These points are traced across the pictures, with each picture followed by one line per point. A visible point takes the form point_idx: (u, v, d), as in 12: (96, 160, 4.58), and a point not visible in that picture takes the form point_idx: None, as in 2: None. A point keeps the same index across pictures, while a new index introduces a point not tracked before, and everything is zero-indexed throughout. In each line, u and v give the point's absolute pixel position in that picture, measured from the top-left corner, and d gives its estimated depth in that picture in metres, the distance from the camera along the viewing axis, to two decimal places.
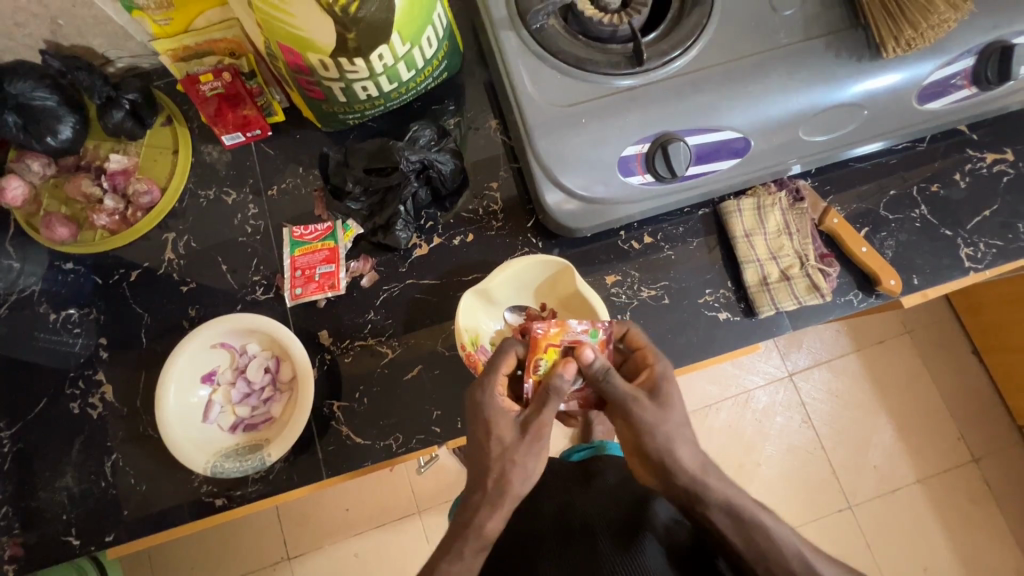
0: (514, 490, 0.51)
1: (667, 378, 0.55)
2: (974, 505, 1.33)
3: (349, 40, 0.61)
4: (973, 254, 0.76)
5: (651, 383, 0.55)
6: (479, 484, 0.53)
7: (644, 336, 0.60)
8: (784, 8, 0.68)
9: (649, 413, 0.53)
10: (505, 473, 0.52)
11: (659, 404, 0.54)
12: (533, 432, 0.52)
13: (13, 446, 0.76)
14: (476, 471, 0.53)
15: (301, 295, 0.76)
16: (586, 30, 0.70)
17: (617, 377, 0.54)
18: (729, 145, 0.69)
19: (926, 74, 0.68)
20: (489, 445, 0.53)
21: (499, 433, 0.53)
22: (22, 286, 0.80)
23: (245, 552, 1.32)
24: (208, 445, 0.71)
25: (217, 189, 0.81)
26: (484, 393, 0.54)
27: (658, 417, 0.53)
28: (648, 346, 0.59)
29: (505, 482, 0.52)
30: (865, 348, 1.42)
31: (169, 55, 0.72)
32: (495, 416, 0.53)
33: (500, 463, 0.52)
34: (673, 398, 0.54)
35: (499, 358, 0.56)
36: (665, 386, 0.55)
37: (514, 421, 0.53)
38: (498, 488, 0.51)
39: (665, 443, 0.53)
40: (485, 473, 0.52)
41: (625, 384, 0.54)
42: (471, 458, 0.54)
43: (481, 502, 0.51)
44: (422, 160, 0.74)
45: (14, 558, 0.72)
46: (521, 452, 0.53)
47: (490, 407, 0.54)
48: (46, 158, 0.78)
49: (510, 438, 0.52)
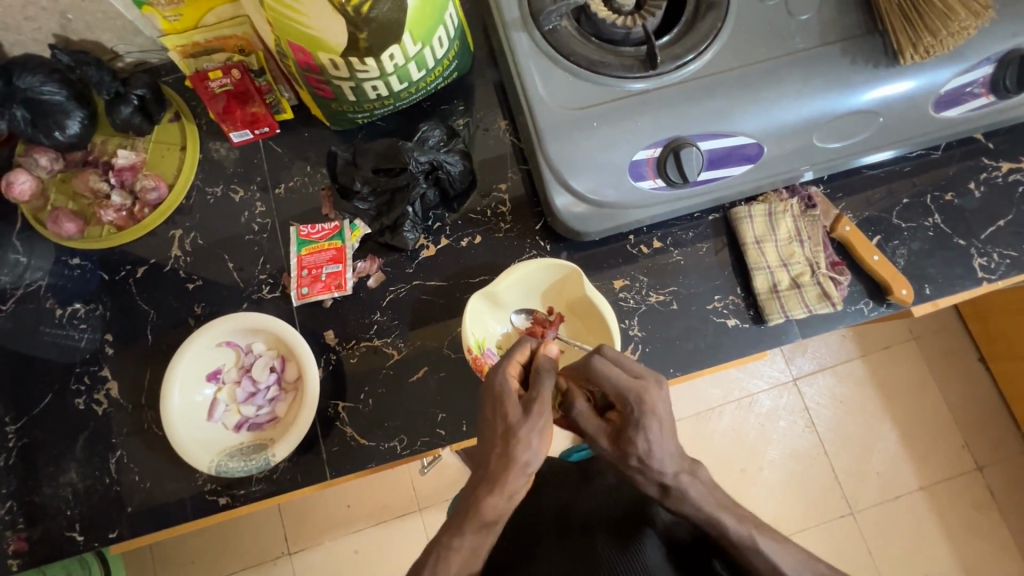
0: (526, 464, 0.49)
1: (636, 428, 0.49)
2: (978, 514, 1.32)
3: (361, 40, 0.61)
4: (986, 265, 0.76)
5: (619, 428, 0.50)
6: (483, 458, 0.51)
7: (612, 380, 0.50)
8: (800, 12, 0.67)
9: (614, 454, 0.50)
10: (507, 452, 0.49)
11: (628, 446, 0.50)
12: (534, 410, 0.50)
13: (18, 441, 0.75)
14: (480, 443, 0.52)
15: (307, 295, 0.76)
16: (598, 32, 0.69)
17: (583, 412, 0.53)
18: (741, 150, 0.68)
19: (943, 81, 0.67)
20: (495, 421, 0.51)
21: (503, 410, 0.51)
22: (29, 281, 0.80)
23: (246, 548, 1.33)
24: (212, 444, 0.71)
25: (224, 186, 0.81)
26: (497, 370, 0.55)
27: (625, 460, 0.50)
28: (617, 392, 0.50)
29: (510, 463, 0.49)
30: (871, 354, 1.41)
31: (178, 52, 0.69)
32: (502, 392, 0.52)
33: (504, 438, 0.50)
34: (648, 452, 0.49)
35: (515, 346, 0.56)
36: (634, 436, 0.49)
37: (518, 399, 0.51)
38: (505, 459, 0.49)
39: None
40: (488, 446, 0.51)
41: (591, 422, 0.52)
42: (478, 437, 0.52)
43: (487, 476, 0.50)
44: (431, 161, 0.74)
45: (18, 553, 0.73)
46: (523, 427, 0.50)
47: (499, 385, 0.53)
48: (53, 152, 0.77)
49: (513, 415, 0.50)
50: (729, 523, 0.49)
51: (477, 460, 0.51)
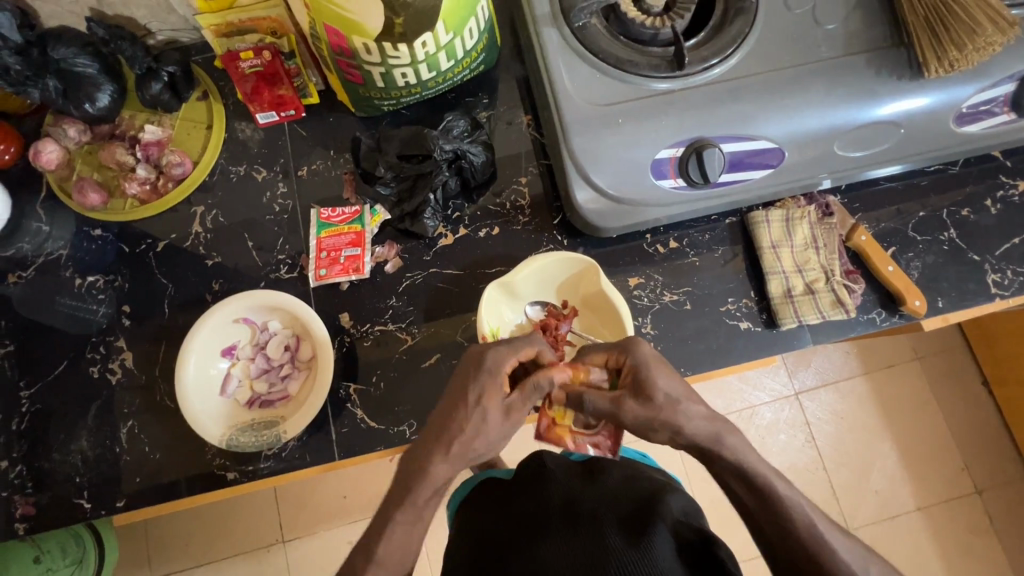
0: (478, 453, 0.56)
1: (643, 368, 0.55)
2: (976, 537, 1.32)
3: (397, 25, 0.62)
4: (1000, 281, 0.76)
5: (631, 378, 0.56)
6: (442, 444, 0.55)
7: (601, 350, 0.59)
8: (827, 21, 0.68)
9: (641, 408, 0.54)
10: (471, 442, 0.55)
11: (649, 394, 0.54)
12: (512, 417, 0.56)
13: (31, 407, 0.76)
14: (443, 426, 0.56)
15: (325, 277, 0.76)
16: (627, 31, 0.70)
17: (594, 394, 0.56)
18: (763, 154, 0.69)
19: (966, 97, 0.68)
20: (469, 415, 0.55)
21: (480, 407, 0.55)
22: (49, 250, 0.81)
23: (242, 532, 1.33)
24: (224, 418, 0.71)
25: (247, 166, 0.82)
26: (490, 361, 0.57)
27: (652, 411, 0.54)
28: (611, 350, 0.58)
29: (469, 448, 0.55)
30: (873, 371, 1.41)
31: (212, 30, 0.70)
32: (487, 387, 0.56)
33: (470, 433, 0.55)
34: (667, 384, 0.55)
35: (515, 346, 0.58)
36: (648, 376, 0.55)
37: (498, 404, 0.55)
38: (465, 450, 0.55)
39: (665, 427, 0.55)
40: (451, 436, 0.55)
41: (603, 396, 0.56)
42: (443, 415, 0.56)
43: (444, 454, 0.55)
44: (455, 150, 0.75)
45: (25, 518, 0.73)
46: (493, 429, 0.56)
47: (484, 382, 0.56)
48: (82, 124, 0.79)
49: (491, 415, 0.55)
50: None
51: (438, 435, 0.55)
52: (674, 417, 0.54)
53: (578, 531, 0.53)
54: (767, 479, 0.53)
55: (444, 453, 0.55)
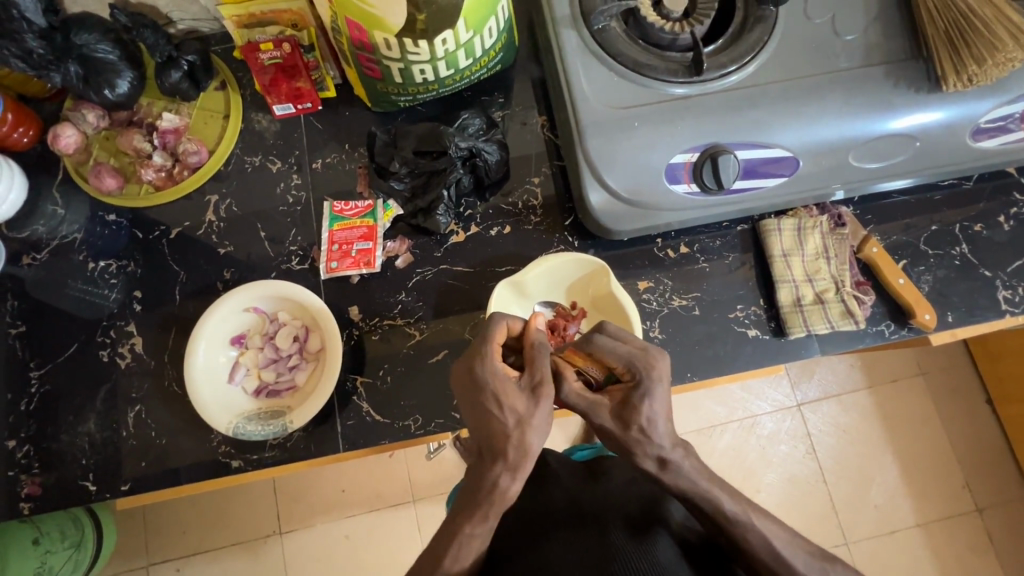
0: (539, 449, 0.50)
1: (639, 396, 0.50)
2: (975, 555, 1.31)
3: (418, 21, 0.62)
4: (1011, 298, 0.76)
5: (620, 398, 0.51)
6: (498, 455, 0.50)
7: (615, 354, 0.52)
8: (846, 32, 0.68)
9: (612, 425, 0.51)
10: (526, 440, 0.49)
11: (626, 418, 0.50)
12: (542, 393, 0.50)
13: (40, 387, 0.76)
14: (493, 442, 0.50)
15: (336, 270, 0.77)
16: (646, 35, 0.70)
17: (573, 388, 0.53)
18: (778, 162, 0.69)
19: (983, 112, 0.68)
20: (502, 417, 0.49)
21: (508, 404, 0.50)
22: (64, 233, 0.81)
23: (240, 523, 1.33)
24: (231, 406, 0.72)
25: (262, 157, 0.83)
26: (480, 359, 0.52)
27: (619, 432, 0.51)
28: (622, 362, 0.52)
29: (526, 449, 0.49)
30: (876, 385, 1.40)
31: (233, 21, 0.70)
32: (497, 382, 0.51)
33: (519, 431, 0.49)
34: (647, 421, 0.50)
35: (489, 328, 0.55)
36: (637, 405, 0.50)
37: (518, 389, 0.50)
38: (524, 452, 0.49)
39: (613, 445, 0.52)
40: (504, 443, 0.49)
41: (582, 397, 0.53)
42: (483, 428, 0.50)
43: (507, 464, 0.49)
44: (470, 148, 0.76)
45: (31, 497, 0.73)
46: (535, 416, 0.50)
47: (490, 373, 0.51)
48: (101, 110, 0.80)
49: (522, 406, 0.49)
50: (724, 498, 0.51)
51: (490, 448, 0.50)
52: (635, 446, 0.51)
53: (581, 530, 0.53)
54: None
55: (506, 462, 0.49)
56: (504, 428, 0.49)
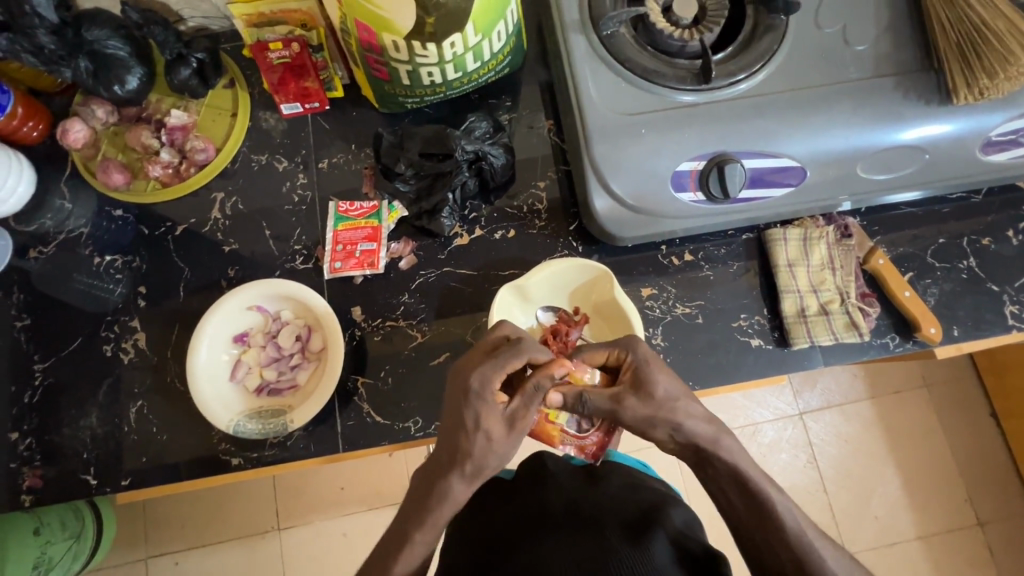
0: (493, 469, 0.57)
1: (644, 365, 0.56)
2: (975, 570, 1.30)
3: (427, 24, 0.63)
4: (1018, 313, 0.75)
5: (631, 375, 0.56)
6: (458, 466, 0.55)
7: (601, 347, 0.59)
8: (856, 43, 0.68)
9: (640, 404, 0.55)
10: (485, 460, 0.55)
11: (648, 390, 0.55)
12: (519, 427, 0.55)
13: (43, 380, 0.77)
14: (456, 454, 0.55)
15: (340, 270, 0.77)
16: (655, 42, 0.70)
17: (592, 395, 0.56)
18: (786, 172, 0.68)
19: (994, 125, 0.67)
20: (475, 437, 0.54)
21: (484, 428, 0.54)
22: (71, 227, 0.82)
23: (238, 518, 1.33)
24: (232, 404, 0.72)
25: (269, 156, 0.83)
26: (478, 381, 0.55)
27: (648, 407, 0.55)
28: (611, 348, 0.58)
29: (483, 466, 0.56)
30: (880, 396, 1.39)
31: (243, 19, 0.69)
32: (482, 405, 0.54)
33: (483, 453, 0.55)
34: (665, 385, 0.56)
35: (499, 357, 0.55)
36: (648, 373, 0.56)
37: (500, 416, 0.55)
38: (479, 472, 0.55)
39: (664, 424, 0.55)
40: (465, 459, 0.55)
41: (603, 397, 0.56)
42: (450, 438, 0.56)
43: (461, 476, 0.56)
44: (476, 151, 0.76)
45: (32, 489, 0.74)
46: (502, 442, 0.55)
47: (479, 395, 0.54)
48: (110, 106, 0.81)
49: (497, 431, 0.54)
50: None
51: (451, 459, 0.55)
52: (672, 418, 0.55)
53: (578, 536, 0.53)
54: (764, 490, 0.53)
55: (461, 474, 0.55)
56: (472, 447, 0.54)
